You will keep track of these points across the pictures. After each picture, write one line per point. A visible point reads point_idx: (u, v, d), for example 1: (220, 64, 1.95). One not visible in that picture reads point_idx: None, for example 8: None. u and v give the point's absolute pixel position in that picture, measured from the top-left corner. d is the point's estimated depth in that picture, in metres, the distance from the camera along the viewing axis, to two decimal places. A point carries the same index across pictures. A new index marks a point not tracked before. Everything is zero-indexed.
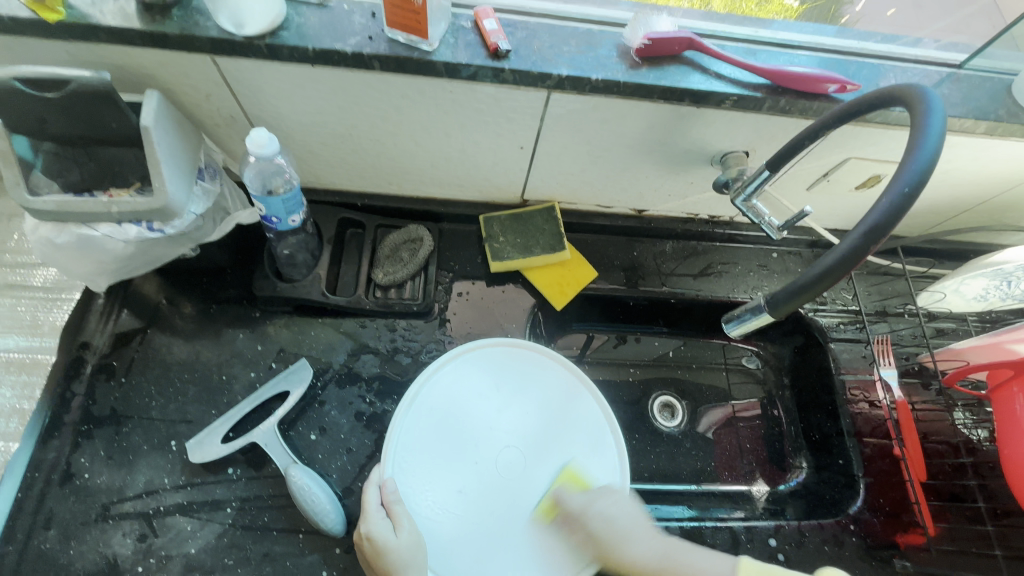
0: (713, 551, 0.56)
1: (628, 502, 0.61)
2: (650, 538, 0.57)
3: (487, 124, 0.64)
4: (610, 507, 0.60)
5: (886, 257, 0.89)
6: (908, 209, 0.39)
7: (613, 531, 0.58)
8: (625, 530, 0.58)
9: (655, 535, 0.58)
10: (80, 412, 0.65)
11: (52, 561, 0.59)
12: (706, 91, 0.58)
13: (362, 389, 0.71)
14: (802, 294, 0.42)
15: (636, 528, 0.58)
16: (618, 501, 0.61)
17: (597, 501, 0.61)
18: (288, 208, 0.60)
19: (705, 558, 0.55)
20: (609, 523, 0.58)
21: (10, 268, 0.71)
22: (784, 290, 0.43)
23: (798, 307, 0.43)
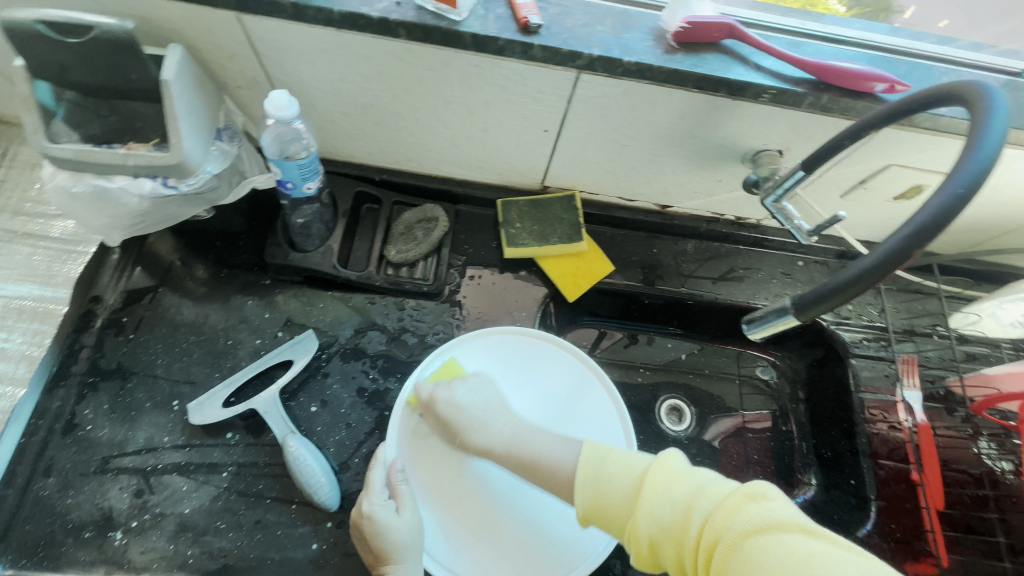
0: (561, 436, 0.60)
1: (484, 388, 0.65)
2: (499, 420, 0.62)
3: (512, 103, 0.62)
4: (464, 394, 0.63)
5: (919, 274, 0.84)
6: (960, 212, 0.36)
7: (459, 420, 0.61)
8: (477, 417, 0.62)
9: (508, 421, 0.63)
10: (87, 364, 0.66)
11: (50, 508, 0.59)
12: (743, 82, 0.55)
13: (366, 364, 0.71)
14: (833, 297, 0.39)
15: (488, 415, 0.63)
16: (473, 389, 0.65)
17: (448, 389, 0.63)
18: (304, 174, 0.59)
19: (554, 443, 0.59)
20: (457, 413, 0.62)
21: (30, 217, 0.71)
22: (813, 292, 0.41)
23: (827, 311, 0.40)
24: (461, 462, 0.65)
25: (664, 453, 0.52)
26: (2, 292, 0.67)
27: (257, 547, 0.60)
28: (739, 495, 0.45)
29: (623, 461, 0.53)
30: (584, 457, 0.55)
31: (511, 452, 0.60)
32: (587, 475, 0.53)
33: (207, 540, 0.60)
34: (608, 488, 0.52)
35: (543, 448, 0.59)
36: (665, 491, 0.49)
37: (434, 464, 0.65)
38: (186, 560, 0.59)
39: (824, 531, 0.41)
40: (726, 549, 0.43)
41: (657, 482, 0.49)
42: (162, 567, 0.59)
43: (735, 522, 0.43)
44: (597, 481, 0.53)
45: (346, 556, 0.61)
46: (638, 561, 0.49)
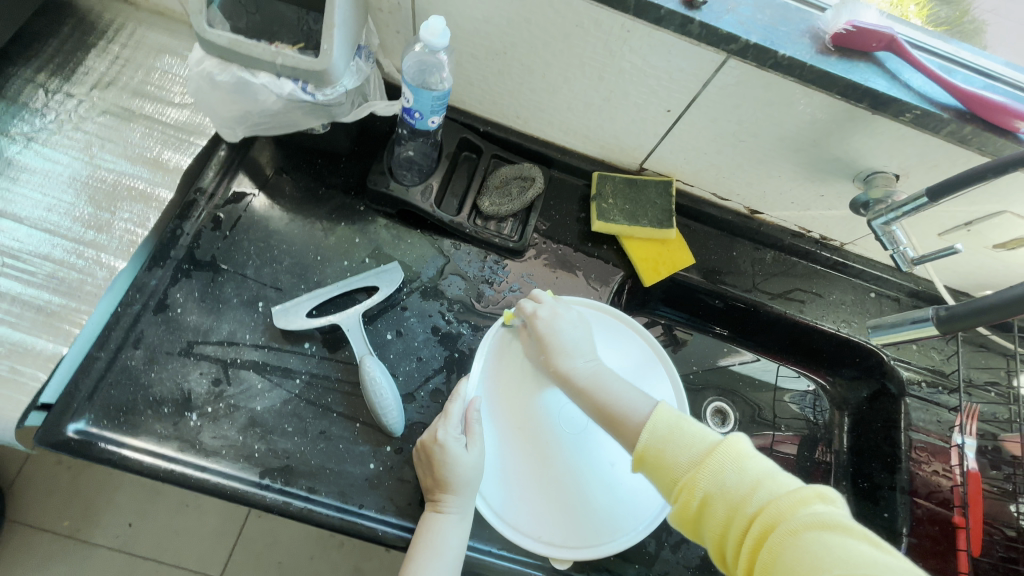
0: (638, 390, 0.61)
1: (580, 323, 0.67)
2: (586, 357, 0.64)
3: (646, 77, 0.62)
4: (564, 321, 0.66)
5: (992, 330, 0.84)
6: None
7: (555, 340, 0.64)
8: (569, 346, 0.64)
9: (592, 360, 0.64)
10: (184, 251, 0.68)
11: (135, 378, 0.62)
12: (891, 97, 0.55)
13: (444, 305, 0.72)
14: (976, 315, 0.47)
15: (577, 347, 0.64)
16: (571, 322, 0.67)
17: (549, 309, 0.67)
18: (433, 107, 0.60)
19: (629, 392, 0.60)
20: (554, 334, 0.65)
21: (147, 100, 0.73)
22: (963, 307, 0.49)
23: (969, 326, 0.49)
24: (515, 412, 0.66)
25: (737, 433, 0.51)
26: (114, 166, 0.68)
27: (319, 456, 0.62)
28: (812, 493, 0.45)
29: (692, 427, 0.53)
30: (658, 414, 0.55)
31: (590, 388, 0.61)
32: (656, 429, 0.53)
33: (273, 439, 0.62)
34: (673, 446, 0.52)
35: (621, 394, 0.59)
36: (734, 461, 0.49)
37: (508, 380, 0.67)
38: (252, 453, 0.61)
39: (886, 548, 0.42)
40: (784, 533, 0.44)
41: (726, 454, 0.49)
42: (230, 454, 0.61)
43: (803, 514, 0.44)
44: (668, 435, 0.53)
45: (400, 481, 0.63)
46: (679, 515, 0.50)
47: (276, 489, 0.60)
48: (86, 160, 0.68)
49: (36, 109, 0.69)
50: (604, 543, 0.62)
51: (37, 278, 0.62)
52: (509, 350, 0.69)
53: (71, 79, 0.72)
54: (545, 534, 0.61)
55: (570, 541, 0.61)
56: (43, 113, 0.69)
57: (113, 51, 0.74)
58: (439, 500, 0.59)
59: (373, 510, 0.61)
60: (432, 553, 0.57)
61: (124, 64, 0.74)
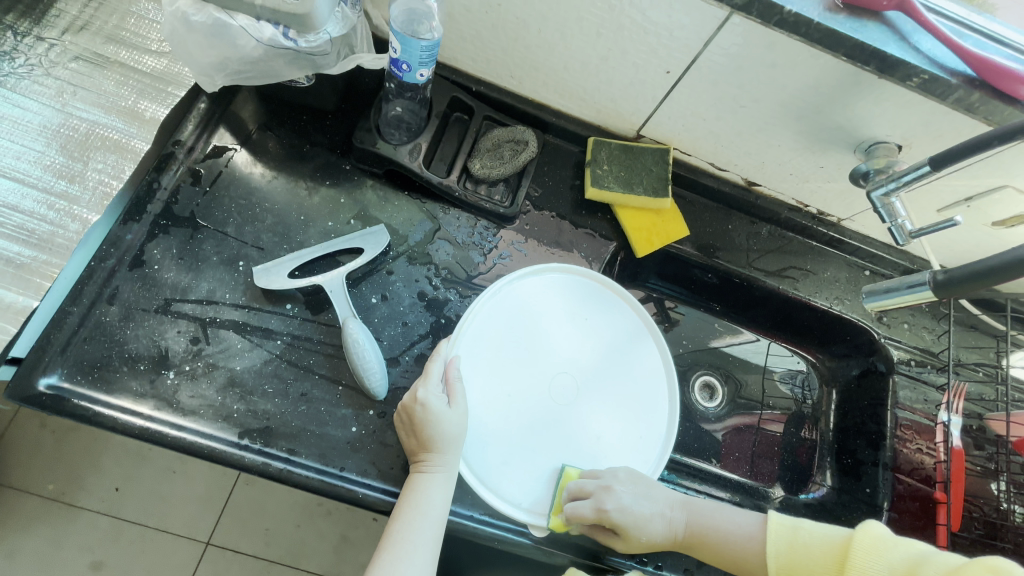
0: (723, 505, 0.62)
1: (631, 477, 0.62)
2: (661, 506, 0.61)
3: (646, 34, 0.60)
4: (620, 489, 0.60)
5: (984, 310, 0.83)
6: None
7: (632, 512, 0.59)
8: (638, 515, 0.59)
9: (665, 500, 0.62)
10: (162, 206, 0.66)
11: (110, 335, 0.60)
12: (899, 60, 0.53)
13: (430, 271, 0.71)
14: (969, 281, 0.48)
15: (644, 508, 0.60)
16: (619, 484, 0.60)
17: (600, 495, 0.59)
18: (421, 58, 0.57)
19: (722, 515, 0.61)
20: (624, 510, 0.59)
21: (122, 47, 0.69)
22: (956, 275, 0.49)
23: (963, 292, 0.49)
24: (499, 378, 0.65)
25: (864, 521, 0.49)
26: (87, 115, 0.64)
27: (300, 418, 0.61)
28: (977, 566, 0.41)
29: (813, 530, 0.52)
30: (772, 527, 0.55)
31: (697, 536, 0.60)
32: (777, 549, 0.54)
33: (253, 400, 0.61)
34: (805, 556, 0.52)
35: (724, 524, 0.60)
36: (872, 558, 0.46)
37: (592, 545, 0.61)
38: (231, 414, 0.60)
39: None
40: None
41: (860, 552, 0.47)
42: (208, 414, 0.60)
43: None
44: (793, 551, 0.53)
45: (382, 445, 0.62)
46: None
47: (255, 450, 0.59)
48: (58, 107, 0.64)
49: (5, 52, 0.65)
50: None
51: (6, 229, 0.58)
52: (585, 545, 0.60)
53: (42, 22, 0.68)
54: (525, 501, 0.61)
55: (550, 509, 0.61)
56: (11, 57, 0.65)
57: None
58: (422, 459, 0.58)
59: (354, 473, 0.61)
60: (415, 511, 0.56)
61: (97, 7, 0.70)
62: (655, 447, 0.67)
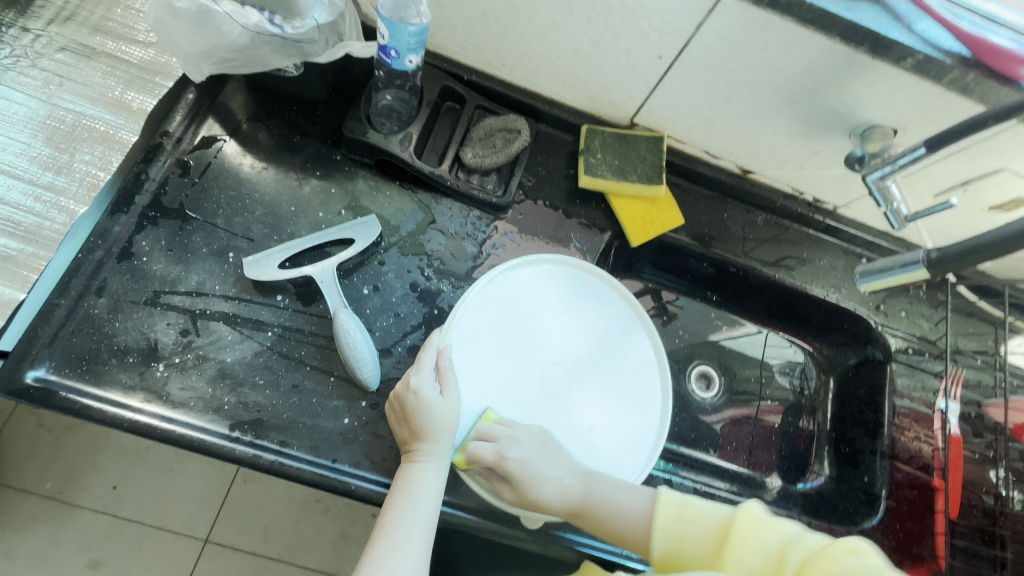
0: (624, 482, 0.61)
1: (543, 439, 0.61)
2: (563, 471, 0.60)
3: (637, 19, 0.59)
4: (524, 444, 0.59)
5: (982, 297, 0.83)
6: None
7: (532, 470, 0.57)
8: (538, 474, 0.58)
9: (571, 470, 0.60)
10: (150, 198, 0.65)
11: (99, 327, 0.60)
12: (893, 40, 0.53)
13: (423, 261, 0.70)
14: (970, 256, 0.46)
15: (546, 471, 0.58)
16: (525, 439, 0.60)
17: (507, 445, 0.59)
18: (410, 44, 0.57)
19: (619, 491, 0.60)
20: (526, 465, 0.57)
21: (109, 37, 0.68)
22: (956, 249, 0.47)
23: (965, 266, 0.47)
24: (490, 370, 0.65)
25: (748, 502, 0.53)
26: (74, 106, 0.63)
27: (292, 410, 0.61)
28: (840, 546, 0.46)
29: (701, 509, 0.55)
30: (663, 502, 0.57)
31: (585, 506, 0.59)
32: (666, 524, 0.55)
33: (244, 392, 0.61)
34: (690, 534, 0.54)
35: (615, 497, 0.59)
36: (752, 536, 0.50)
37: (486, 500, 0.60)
38: (222, 406, 0.60)
39: None
40: None
41: (743, 530, 0.51)
42: (198, 406, 0.59)
43: (832, 570, 0.45)
44: (677, 526, 0.55)
45: (375, 437, 0.61)
46: None
47: (246, 442, 0.58)
48: (44, 99, 0.63)
49: None
50: None
51: None
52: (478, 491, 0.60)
53: (27, 12, 0.67)
54: None
55: None
56: None
57: None
58: (414, 449, 0.57)
59: (346, 465, 0.60)
60: (409, 501, 0.55)
61: None
62: (649, 439, 0.66)
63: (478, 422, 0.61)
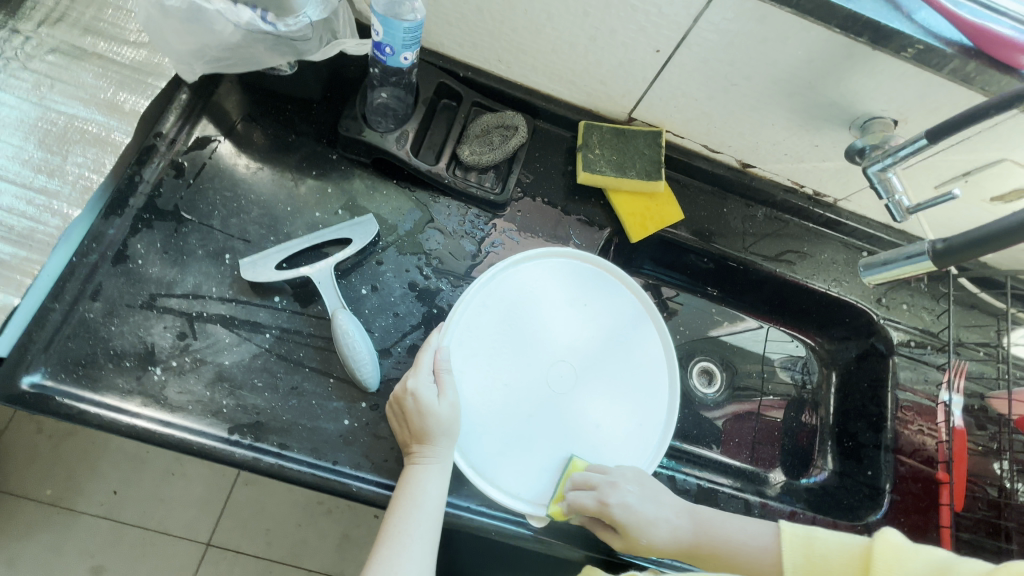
0: (738, 514, 0.58)
1: (638, 476, 0.60)
2: (669, 511, 0.58)
3: (634, 12, 0.59)
4: (623, 486, 0.58)
5: (984, 289, 0.82)
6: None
7: (636, 514, 0.57)
8: (641, 516, 0.57)
9: (673, 507, 0.59)
10: (145, 200, 0.65)
11: (94, 331, 0.59)
12: (893, 30, 0.52)
13: (421, 260, 0.70)
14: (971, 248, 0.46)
15: (648, 511, 0.57)
16: (622, 482, 0.59)
17: (607, 490, 0.58)
18: (405, 40, 0.56)
19: (734, 525, 0.57)
20: (626, 508, 0.57)
21: (100, 38, 0.67)
22: (959, 242, 0.47)
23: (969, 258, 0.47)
24: (494, 369, 0.64)
25: (882, 527, 0.46)
26: (65, 109, 0.63)
27: (291, 412, 0.60)
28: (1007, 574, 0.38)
29: (828, 540, 0.48)
30: (786, 536, 0.51)
31: (699, 545, 0.57)
32: (795, 562, 0.49)
33: (242, 395, 0.60)
34: (825, 572, 0.47)
35: (729, 532, 0.56)
36: (896, 569, 0.42)
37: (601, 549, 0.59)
38: (220, 409, 0.59)
39: None
40: None
41: (884, 562, 0.43)
42: (197, 410, 0.58)
43: None
44: (811, 563, 0.48)
45: (376, 438, 0.61)
46: None
47: (246, 445, 0.58)
48: (35, 101, 0.63)
49: None
50: None
51: None
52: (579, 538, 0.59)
53: (17, 14, 0.66)
54: (521, 491, 0.61)
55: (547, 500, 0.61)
56: None
57: None
58: (415, 450, 0.57)
59: (347, 466, 0.60)
60: (410, 503, 0.55)
61: None
62: (653, 435, 0.66)
63: (569, 468, 0.61)
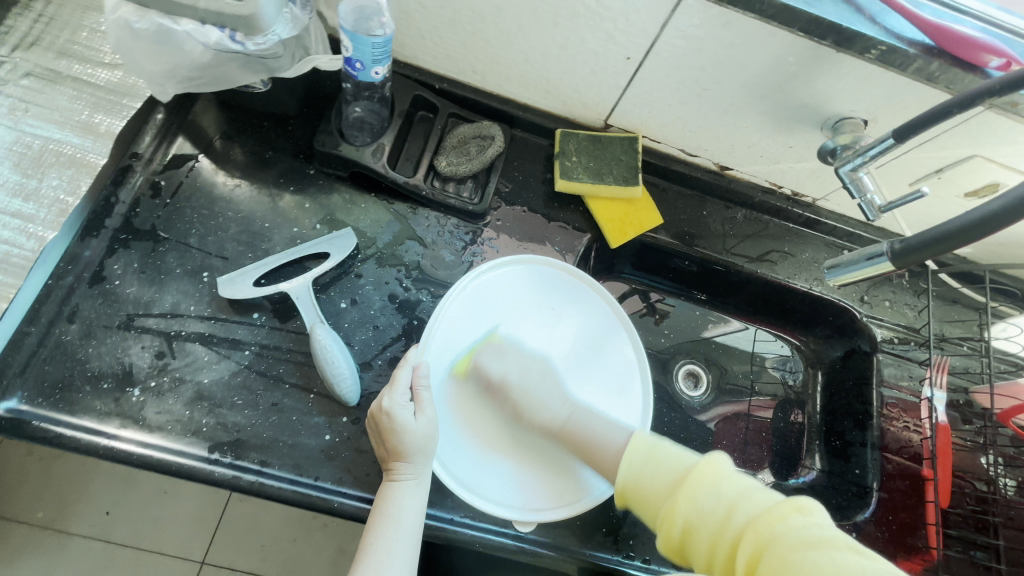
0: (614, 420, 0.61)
1: (546, 371, 0.64)
2: (558, 400, 0.62)
3: (601, 20, 0.59)
4: (529, 372, 0.63)
5: (964, 283, 0.83)
6: None
7: (528, 391, 0.62)
8: (537, 398, 0.62)
9: (566, 402, 0.62)
10: (121, 220, 0.65)
11: (71, 354, 0.59)
12: (856, 32, 0.53)
13: (401, 272, 0.70)
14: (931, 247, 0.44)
15: (547, 398, 0.62)
16: (519, 363, 0.64)
17: (513, 369, 0.63)
18: (374, 55, 0.56)
19: (606, 423, 0.60)
20: (528, 394, 0.62)
21: (75, 60, 0.67)
22: (918, 239, 0.45)
23: (928, 257, 0.46)
24: (470, 379, 0.64)
25: (712, 452, 0.52)
26: (40, 132, 0.63)
27: (271, 429, 0.60)
28: (789, 505, 0.46)
29: (669, 453, 0.54)
30: (633, 442, 0.56)
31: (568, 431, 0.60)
32: (631, 462, 0.54)
33: (222, 413, 0.60)
34: (650, 476, 0.53)
35: (599, 426, 0.60)
36: (709, 485, 0.49)
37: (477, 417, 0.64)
38: (199, 428, 0.59)
39: (873, 557, 0.42)
40: (771, 556, 0.43)
41: (701, 477, 0.50)
42: (176, 429, 0.58)
43: (778, 527, 0.44)
44: (643, 466, 0.54)
45: (357, 452, 0.61)
46: (665, 545, 0.51)
47: (226, 464, 0.58)
48: (11, 125, 0.63)
49: None
50: (566, 504, 0.60)
51: None
52: (473, 401, 0.64)
53: None
54: (507, 498, 0.60)
55: (534, 504, 0.60)
56: None
57: (36, 8, 0.69)
58: (393, 468, 0.57)
59: (329, 482, 0.59)
60: (388, 521, 0.54)
61: (48, 23, 0.68)
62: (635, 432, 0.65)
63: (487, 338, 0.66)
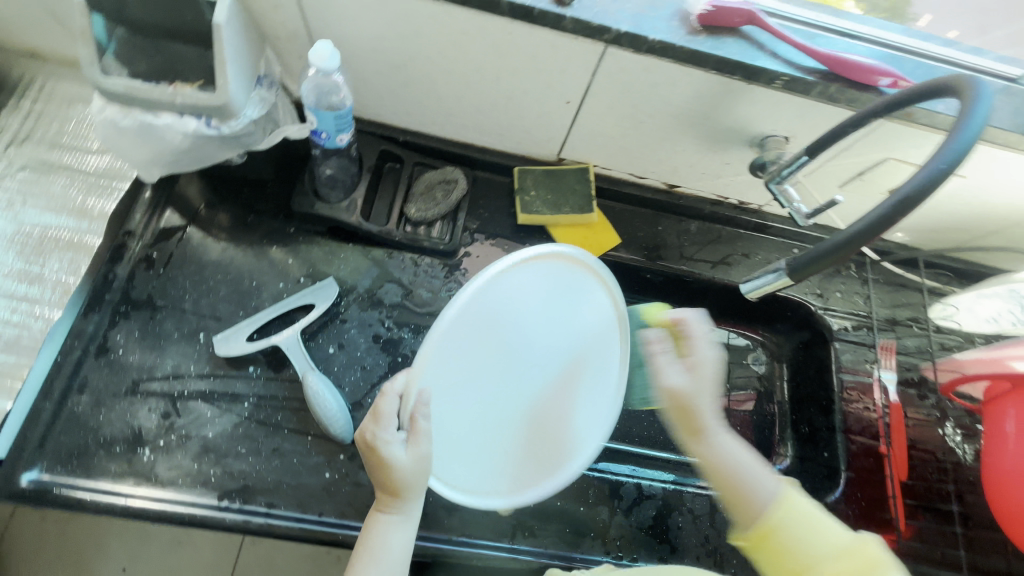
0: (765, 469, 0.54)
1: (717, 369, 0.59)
2: (713, 400, 0.57)
3: (539, 74, 0.66)
4: (707, 363, 0.58)
5: (906, 268, 0.89)
6: (931, 193, 0.45)
7: (701, 374, 0.57)
8: (701, 384, 0.56)
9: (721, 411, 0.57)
10: (119, 293, 0.70)
11: (82, 423, 0.64)
12: (760, 67, 0.60)
13: (382, 313, 0.75)
14: (822, 258, 0.50)
15: (706, 387, 0.57)
16: (712, 360, 0.58)
17: (692, 356, 0.58)
18: (338, 125, 0.63)
19: (756, 466, 0.54)
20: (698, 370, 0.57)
21: (66, 150, 0.74)
22: (808, 255, 0.51)
23: (817, 270, 0.51)
24: (472, 386, 0.61)
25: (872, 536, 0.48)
26: (38, 220, 0.70)
27: (274, 472, 0.65)
28: None
29: (829, 525, 0.49)
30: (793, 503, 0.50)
31: (717, 442, 0.55)
32: (789, 521, 0.49)
33: (227, 462, 0.64)
34: (804, 539, 0.48)
35: (754, 470, 0.53)
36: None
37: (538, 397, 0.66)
38: (207, 479, 0.63)
39: None
40: None
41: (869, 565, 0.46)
42: (186, 482, 0.63)
43: None
44: (800, 529, 0.49)
45: (356, 486, 0.66)
46: None
47: (235, 509, 0.62)
48: (11, 217, 0.70)
49: None
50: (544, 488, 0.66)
51: None
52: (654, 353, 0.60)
53: None
54: (493, 488, 0.63)
55: (517, 490, 0.65)
56: None
57: (25, 107, 0.75)
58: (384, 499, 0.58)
59: (333, 516, 0.64)
60: (373, 556, 0.57)
61: (37, 119, 0.75)
62: (603, 418, 0.71)
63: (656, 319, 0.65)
